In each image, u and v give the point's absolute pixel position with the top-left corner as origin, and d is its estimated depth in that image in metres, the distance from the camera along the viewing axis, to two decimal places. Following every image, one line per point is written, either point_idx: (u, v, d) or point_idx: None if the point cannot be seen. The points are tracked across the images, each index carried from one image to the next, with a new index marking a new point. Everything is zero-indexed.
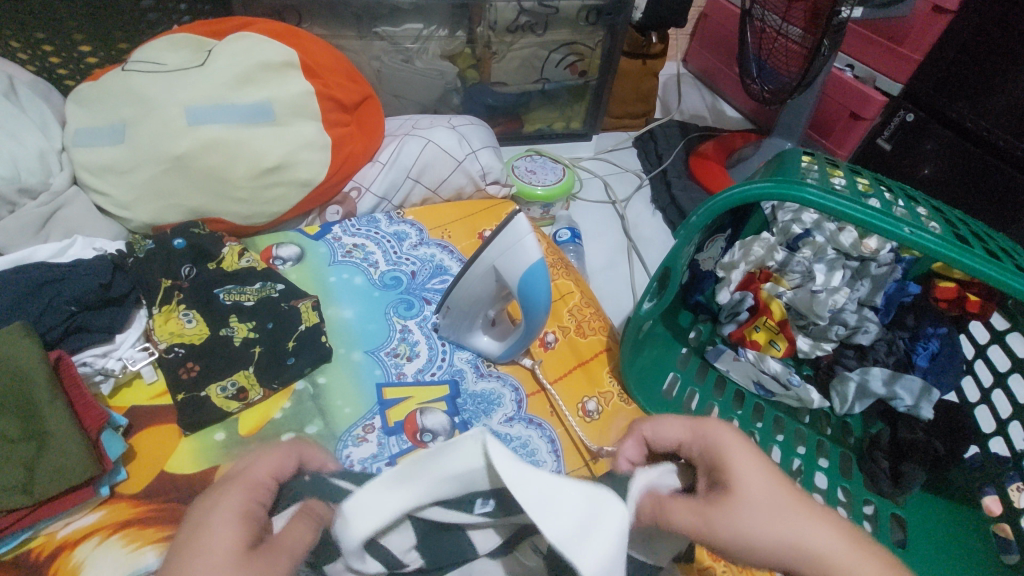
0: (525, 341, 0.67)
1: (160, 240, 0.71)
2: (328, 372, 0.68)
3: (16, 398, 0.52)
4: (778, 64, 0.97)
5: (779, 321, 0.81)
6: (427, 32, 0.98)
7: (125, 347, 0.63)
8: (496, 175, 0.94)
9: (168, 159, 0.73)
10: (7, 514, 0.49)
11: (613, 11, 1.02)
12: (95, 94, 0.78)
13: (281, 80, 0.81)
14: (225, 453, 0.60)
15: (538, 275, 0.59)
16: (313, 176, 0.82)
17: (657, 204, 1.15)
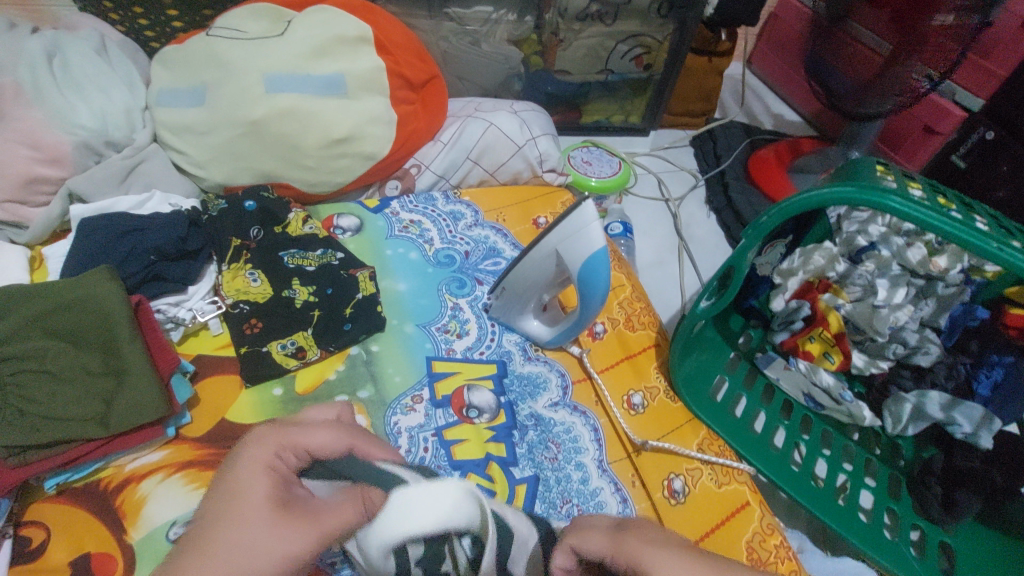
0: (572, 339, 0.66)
1: (232, 201, 0.74)
2: (380, 341, 0.69)
3: (99, 335, 0.55)
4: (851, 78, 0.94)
5: (836, 334, 0.78)
6: (496, 15, 0.99)
7: (195, 299, 0.66)
8: (553, 162, 0.94)
9: (245, 123, 0.76)
10: (83, 443, 0.51)
11: (686, 5, 0.99)
12: (180, 57, 0.81)
13: (355, 54, 0.82)
14: (281, 407, 0.62)
15: (600, 264, 0.59)
16: (378, 150, 0.83)
17: (711, 205, 1.13)
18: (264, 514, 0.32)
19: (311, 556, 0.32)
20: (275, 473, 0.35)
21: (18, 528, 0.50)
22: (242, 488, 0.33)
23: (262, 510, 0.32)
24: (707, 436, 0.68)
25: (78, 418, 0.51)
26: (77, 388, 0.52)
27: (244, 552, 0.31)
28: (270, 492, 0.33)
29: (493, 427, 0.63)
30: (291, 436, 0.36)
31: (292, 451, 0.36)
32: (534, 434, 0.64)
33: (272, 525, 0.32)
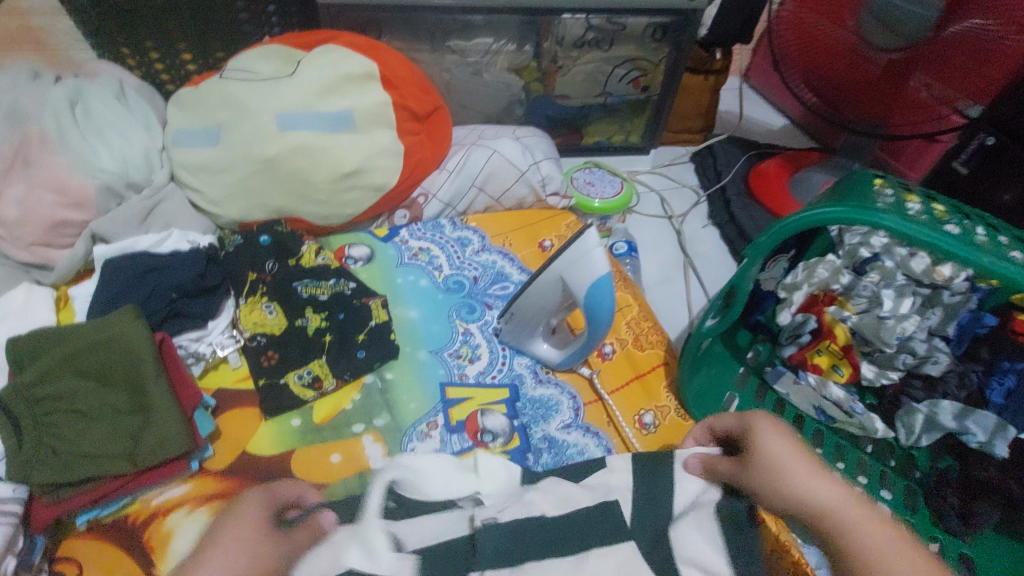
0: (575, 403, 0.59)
1: (247, 236, 0.76)
2: (394, 368, 0.71)
3: (123, 374, 0.56)
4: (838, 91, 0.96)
5: (843, 346, 0.79)
6: (496, 46, 1.02)
7: (215, 333, 0.69)
8: (557, 185, 0.96)
9: (259, 161, 0.79)
10: (111, 480, 0.53)
11: (680, 28, 1.02)
12: (195, 99, 0.84)
13: (362, 90, 0.85)
14: (300, 438, 0.63)
15: (604, 287, 0.60)
16: (387, 182, 0.86)
17: (713, 219, 1.15)
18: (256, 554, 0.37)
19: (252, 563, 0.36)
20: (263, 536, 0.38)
21: (53, 564, 0.52)
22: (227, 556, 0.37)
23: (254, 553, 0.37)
24: None
25: (107, 456, 0.53)
26: (106, 425, 0.54)
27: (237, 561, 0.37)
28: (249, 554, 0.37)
29: (508, 450, 0.65)
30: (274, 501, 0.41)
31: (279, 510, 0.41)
32: (548, 457, 0.65)
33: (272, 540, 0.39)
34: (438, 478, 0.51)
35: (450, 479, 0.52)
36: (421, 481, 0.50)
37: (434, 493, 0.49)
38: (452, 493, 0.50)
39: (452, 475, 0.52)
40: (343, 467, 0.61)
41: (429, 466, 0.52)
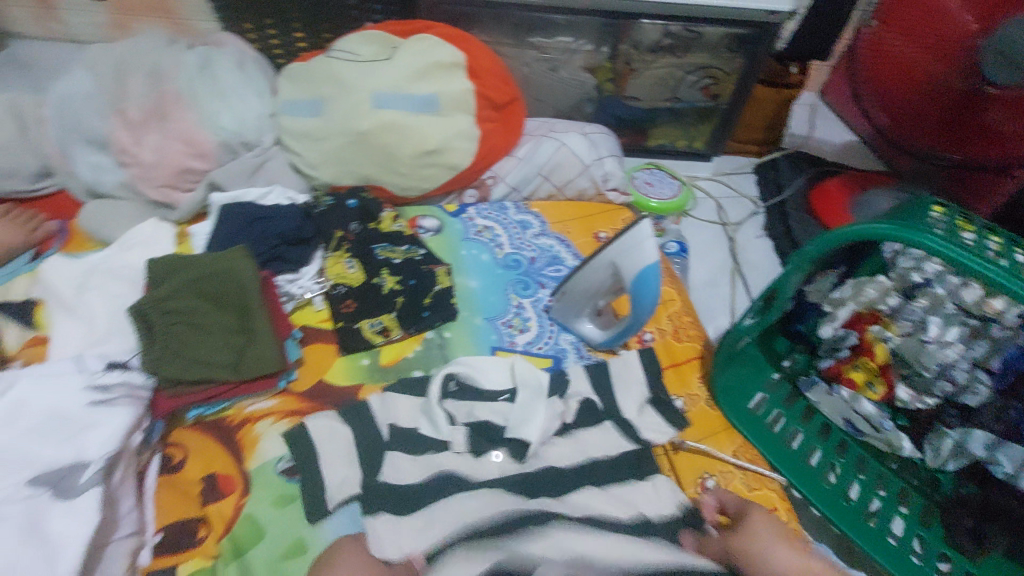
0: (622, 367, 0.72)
1: (338, 199, 0.86)
2: (453, 328, 0.79)
3: (235, 300, 0.67)
4: (911, 115, 0.95)
5: (881, 364, 0.81)
6: (576, 44, 1.08)
7: (306, 278, 0.80)
8: (618, 182, 1.02)
9: (354, 133, 0.89)
10: (223, 385, 0.64)
11: (756, 41, 1.04)
12: (304, 73, 0.95)
13: (449, 77, 0.93)
14: (368, 375, 0.73)
15: (651, 275, 0.66)
16: (462, 162, 0.94)
17: (767, 231, 1.18)
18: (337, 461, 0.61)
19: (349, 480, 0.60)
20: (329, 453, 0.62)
21: (166, 447, 0.63)
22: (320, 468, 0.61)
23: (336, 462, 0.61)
24: (742, 446, 0.73)
25: (218, 364, 0.63)
26: (219, 340, 0.65)
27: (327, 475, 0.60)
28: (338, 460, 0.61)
29: None
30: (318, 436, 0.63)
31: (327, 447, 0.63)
32: None
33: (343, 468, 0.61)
34: (490, 371, 0.70)
35: (498, 373, 0.70)
36: (476, 374, 0.69)
37: (486, 383, 0.69)
38: (499, 385, 0.69)
39: (500, 371, 0.70)
40: None
41: (483, 363, 0.70)
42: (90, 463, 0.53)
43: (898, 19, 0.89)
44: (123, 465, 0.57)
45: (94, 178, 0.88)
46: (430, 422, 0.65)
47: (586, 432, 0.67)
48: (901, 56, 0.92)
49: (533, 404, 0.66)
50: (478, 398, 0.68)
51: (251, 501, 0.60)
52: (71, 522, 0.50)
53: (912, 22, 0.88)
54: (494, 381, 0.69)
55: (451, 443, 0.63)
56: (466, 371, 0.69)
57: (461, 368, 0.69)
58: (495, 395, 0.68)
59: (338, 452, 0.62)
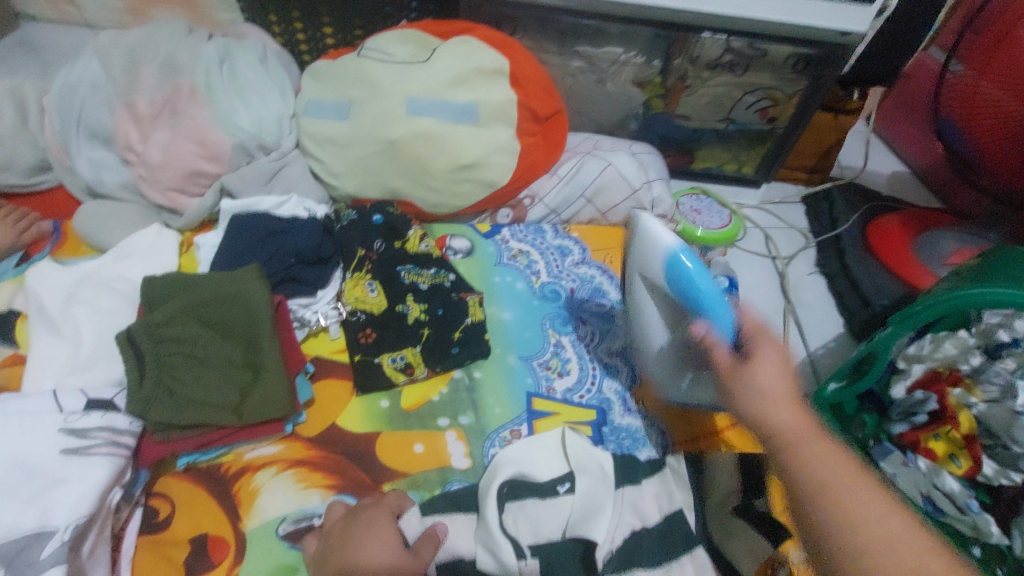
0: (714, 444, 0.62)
1: (362, 213, 0.78)
2: (483, 368, 0.70)
3: (241, 329, 0.58)
4: (996, 161, 0.81)
5: (966, 435, 0.69)
6: (625, 57, 0.99)
7: (322, 302, 0.71)
8: (665, 208, 0.93)
9: (383, 142, 0.80)
10: (217, 429, 0.55)
11: (825, 62, 0.95)
12: (331, 72, 0.86)
13: (490, 85, 0.85)
14: (387, 420, 0.64)
15: (720, 307, 0.57)
16: (499, 179, 0.85)
17: (821, 267, 1.08)
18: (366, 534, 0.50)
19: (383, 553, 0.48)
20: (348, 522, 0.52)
21: (149, 498, 0.54)
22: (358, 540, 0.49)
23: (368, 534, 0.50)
24: None
25: (217, 405, 0.54)
26: (219, 376, 0.56)
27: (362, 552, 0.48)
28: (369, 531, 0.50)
29: None
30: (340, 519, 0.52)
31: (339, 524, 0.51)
32: None
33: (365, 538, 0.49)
34: (539, 460, 0.60)
35: (552, 460, 0.60)
36: (528, 468, 0.59)
37: (539, 476, 0.58)
38: (554, 475, 0.58)
39: (552, 459, 0.60)
40: (425, 458, 0.61)
41: (529, 451, 0.60)
42: (56, 534, 0.43)
43: (993, 67, 0.74)
44: (97, 531, 0.46)
45: (94, 177, 0.80)
46: (490, 553, 0.51)
47: (634, 497, 0.59)
48: (994, 108, 0.77)
49: (591, 488, 0.57)
50: (534, 496, 0.56)
51: (244, 571, 0.51)
52: None
53: (1007, 70, 0.73)
54: (547, 472, 0.59)
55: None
56: (516, 470, 0.58)
57: (508, 467, 0.58)
58: (553, 488, 0.57)
59: (338, 518, 0.53)
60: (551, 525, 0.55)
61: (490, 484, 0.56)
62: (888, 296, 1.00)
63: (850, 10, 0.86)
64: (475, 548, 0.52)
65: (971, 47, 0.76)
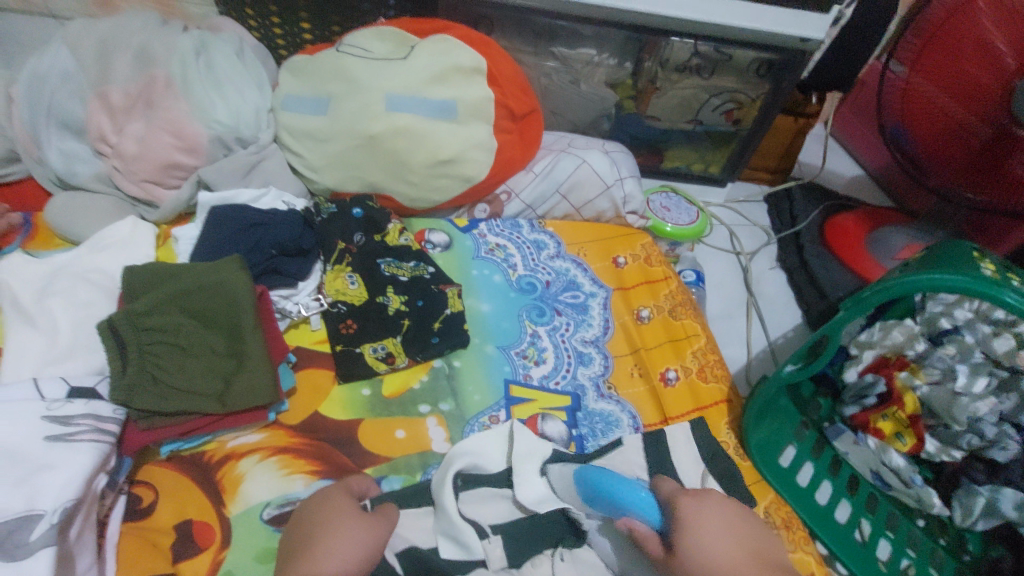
0: (557, 468, 0.60)
1: (342, 207, 0.79)
2: (462, 357, 0.72)
3: (223, 318, 0.59)
4: (936, 154, 0.88)
5: (911, 415, 0.74)
6: (598, 58, 1.03)
7: (303, 294, 0.72)
8: (637, 205, 0.97)
9: (363, 136, 0.82)
10: (199, 417, 0.56)
11: (785, 68, 1.00)
12: (309, 66, 0.87)
13: (468, 83, 0.87)
14: (368, 408, 0.66)
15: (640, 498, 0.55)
16: (477, 174, 0.88)
17: (782, 262, 1.14)
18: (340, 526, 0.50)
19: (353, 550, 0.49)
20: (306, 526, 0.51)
21: (132, 486, 0.55)
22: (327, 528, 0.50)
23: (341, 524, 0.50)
24: (774, 501, 0.69)
25: (199, 392, 0.55)
26: (201, 365, 0.56)
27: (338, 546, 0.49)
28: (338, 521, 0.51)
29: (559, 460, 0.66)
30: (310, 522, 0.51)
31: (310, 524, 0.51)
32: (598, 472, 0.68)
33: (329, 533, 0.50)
34: (495, 449, 0.61)
35: (507, 447, 0.61)
36: (482, 459, 0.60)
37: (493, 466, 0.60)
38: (510, 462, 0.61)
39: (508, 445, 0.61)
40: (406, 444, 0.63)
41: (484, 442, 0.61)
42: (42, 517, 0.44)
43: (923, 63, 0.84)
44: (83, 516, 0.47)
45: (65, 168, 0.79)
46: (454, 543, 0.54)
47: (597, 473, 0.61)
48: (928, 102, 0.86)
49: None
50: (490, 484, 0.59)
51: (232, 554, 0.52)
52: None
53: (940, 64, 0.82)
54: (503, 460, 0.61)
55: (489, 560, 0.54)
56: (470, 461, 0.59)
57: (462, 460, 0.58)
58: (510, 474, 0.60)
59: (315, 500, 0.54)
60: (518, 504, 0.59)
61: (445, 476, 0.57)
62: (842, 289, 1.06)
63: (807, 18, 0.92)
64: (439, 538, 0.55)
65: (909, 49, 0.85)
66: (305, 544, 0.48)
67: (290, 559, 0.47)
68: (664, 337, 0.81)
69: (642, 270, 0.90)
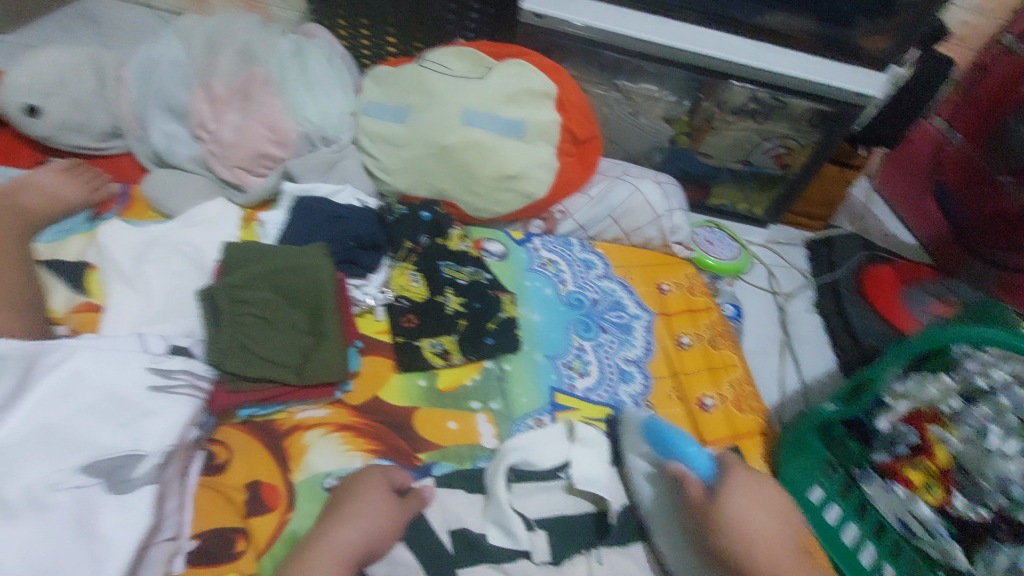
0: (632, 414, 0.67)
1: (412, 209, 0.84)
2: (512, 361, 0.76)
3: (307, 299, 0.64)
4: None
5: (941, 468, 0.73)
6: (659, 94, 1.08)
7: (373, 285, 0.78)
8: (683, 236, 1.01)
9: (438, 146, 0.87)
10: (280, 387, 0.61)
11: (837, 119, 1.03)
12: (392, 77, 0.93)
13: (538, 106, 0.93)
14: (424, 398, 0.70)
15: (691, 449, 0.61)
16: (537, 192, 0.92)
17: (818, 307, 1.16)
18: (378, 495, 0.54)
19: (384, 521, 0.52)
20: (339, 488, 0.55)
21: (209, 444, 0.59)
22: (362, 495, 0.53)
23: (378, 495, 0.54)
24: None
25: (282, 363, 0.60)
26: (286, 339, 0.61)
27: (367, 517, 0.51)
28: (381, 488, 0.55)
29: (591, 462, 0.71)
30: (347, 489, 0.55)
31: (342, 490, 0.55)
32: None
33: (357, 497, 0.53)
34: (543, 447, 0.64)
35: (553, 449, 0.64)
36: (531, 455, 0.63)
37: (541, 463, 0.63)
38: (557, 463, 0.64)
39: (552, 445, 0.65)
40: (457, 435, 0.67)
41: (533, 441, 0.64)
42: (146, 457, 0.49)
43: None
44: (175, 464, 0.52)
45: (166, 148, 0.86)
46: (503, 532, 0.57)
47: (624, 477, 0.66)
48: None
49: (588, 461, 0.64)
50: (536, 479, 0.63)
51: (296, 518, 0.56)
52: (121, 521, 0.45)
53: None
54: (549, 459, 0.64)
55: (532, 552, 0.57)
56: (521, 457, 0.62)
57: (514, 455, 0.62)
58: (555, 473, 0.64)
59: (360, 470, 0.57)
60: (557, 504, 0.62)
61: (499, 465, 0.61)
62: (878, 338, 1.08)
63: (863, 76, 0.96)
64: (485, 524, 0.58)
65: None
66: (339, 503, 0.53)
67: (326, 513, 0.53)
68: (702, 364, 0.84)
69: (685, 298, 0.93)
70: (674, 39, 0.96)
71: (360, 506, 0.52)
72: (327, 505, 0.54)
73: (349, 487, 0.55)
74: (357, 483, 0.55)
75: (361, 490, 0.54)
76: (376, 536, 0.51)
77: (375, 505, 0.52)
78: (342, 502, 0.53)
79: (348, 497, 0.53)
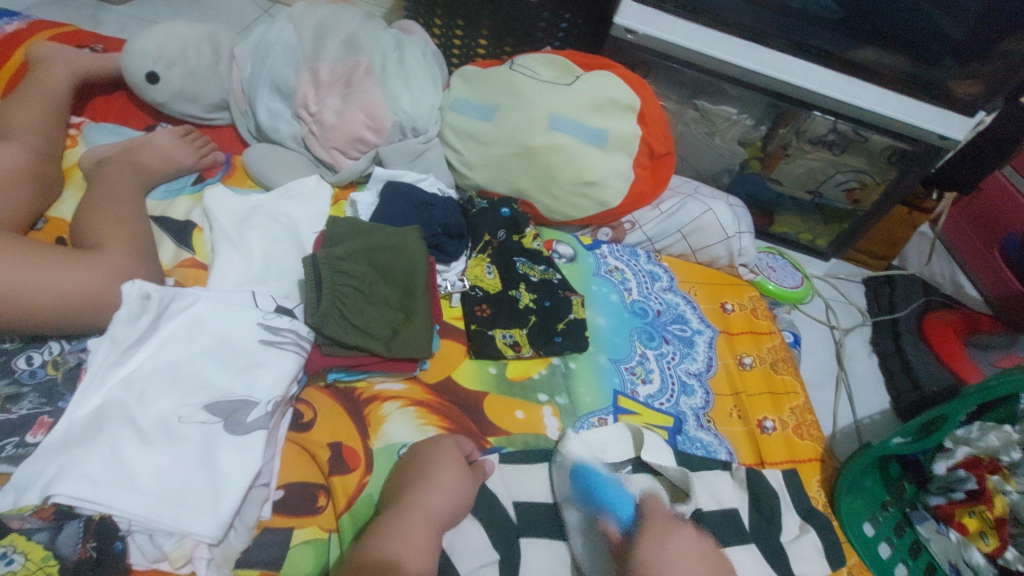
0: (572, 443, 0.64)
1: (492, 204, 0.87)
2: (578, 360, 0.78)
3: (401, 278, 0.68)
4: None
5: (998, 518, 0.72)
6: (737, 117, 1.09)
7: (452, 273, 0.81)
8: (749, 258, 1.01)
9: (522, 146, 0.90)
10: (369, 357, 0.64)
11: (919, 160, 1.01)
12: (482, 77, 0.97)
13: (621, 117, 0.95)
14: (495, 385, 0.72)
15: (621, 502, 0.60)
16: (612, 201, 0.95)
17: (875, 346, 1.14)
18: (456, 466, 0.57)
19: (463, 492, 0.56)
20: (416, 453, 0.58)
21: (297, 403, 0.63)
22: (441, 464, 0.56)
23: (456, 466, 0.57)
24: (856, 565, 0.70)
25: (375, 335, 0.63)
26: (380, 314, 0.65)
27: (448, 488, 0.55)
28: (456, 459, 0.58)
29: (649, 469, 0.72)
30: (423, 456, 0.58)
31: (417, 456, 0.58)
32: None
33: (436, 467, 0.56)
34: (605, 444, 0.66)
35: (614, 447, 0.67)
36: (595, 449, 0.65)
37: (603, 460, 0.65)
38: (618, 461, 0.66)
39: (611, 442, 0.67)
40: (524, 424, 0.69)
41: (595, 437, 0.66)
42: (259, 404, 0.54)
43: None
44: (278, 415, 0.57)
45: (269, 123, 0.92)
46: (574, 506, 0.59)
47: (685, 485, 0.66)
48: None
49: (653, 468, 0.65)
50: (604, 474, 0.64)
51: (372, 481, 0.59)
52: (236, 457, 0.51)
53: None
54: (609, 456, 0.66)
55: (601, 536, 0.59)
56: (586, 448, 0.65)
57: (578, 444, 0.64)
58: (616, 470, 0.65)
59: (431, 441, 0.60)
60: None
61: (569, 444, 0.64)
62: (937, 383, 1.05)
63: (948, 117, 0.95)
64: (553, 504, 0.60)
65: None
66: (421, 470, 0.56)
67: (407, 478, 0.56)
68: (764, 387, 0.84)
69: (747, 319, 0.94)
70: (760, 63, 0.96)
71: (440, 474, 0.55)
72: (407, 470, 0.57)
73: (427, 453, 0.58)
74: (432, 451, 0.58)
75: (439, 459, 0.57)
76: (457, 505, 0.54)
77: (456, 477, 0.56)
78: (423, 469, 0.56)
79: (428, 464, 0.56)
